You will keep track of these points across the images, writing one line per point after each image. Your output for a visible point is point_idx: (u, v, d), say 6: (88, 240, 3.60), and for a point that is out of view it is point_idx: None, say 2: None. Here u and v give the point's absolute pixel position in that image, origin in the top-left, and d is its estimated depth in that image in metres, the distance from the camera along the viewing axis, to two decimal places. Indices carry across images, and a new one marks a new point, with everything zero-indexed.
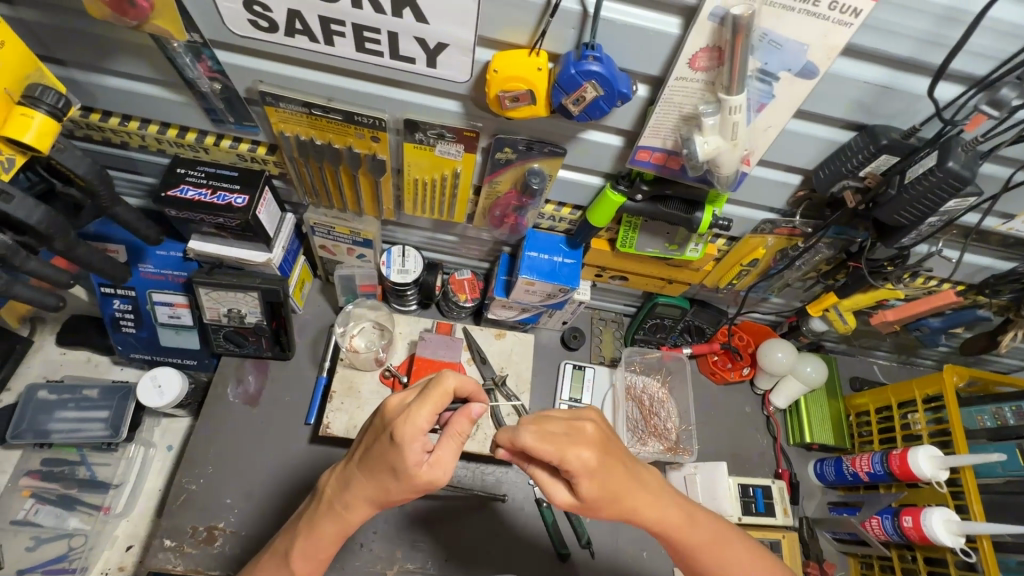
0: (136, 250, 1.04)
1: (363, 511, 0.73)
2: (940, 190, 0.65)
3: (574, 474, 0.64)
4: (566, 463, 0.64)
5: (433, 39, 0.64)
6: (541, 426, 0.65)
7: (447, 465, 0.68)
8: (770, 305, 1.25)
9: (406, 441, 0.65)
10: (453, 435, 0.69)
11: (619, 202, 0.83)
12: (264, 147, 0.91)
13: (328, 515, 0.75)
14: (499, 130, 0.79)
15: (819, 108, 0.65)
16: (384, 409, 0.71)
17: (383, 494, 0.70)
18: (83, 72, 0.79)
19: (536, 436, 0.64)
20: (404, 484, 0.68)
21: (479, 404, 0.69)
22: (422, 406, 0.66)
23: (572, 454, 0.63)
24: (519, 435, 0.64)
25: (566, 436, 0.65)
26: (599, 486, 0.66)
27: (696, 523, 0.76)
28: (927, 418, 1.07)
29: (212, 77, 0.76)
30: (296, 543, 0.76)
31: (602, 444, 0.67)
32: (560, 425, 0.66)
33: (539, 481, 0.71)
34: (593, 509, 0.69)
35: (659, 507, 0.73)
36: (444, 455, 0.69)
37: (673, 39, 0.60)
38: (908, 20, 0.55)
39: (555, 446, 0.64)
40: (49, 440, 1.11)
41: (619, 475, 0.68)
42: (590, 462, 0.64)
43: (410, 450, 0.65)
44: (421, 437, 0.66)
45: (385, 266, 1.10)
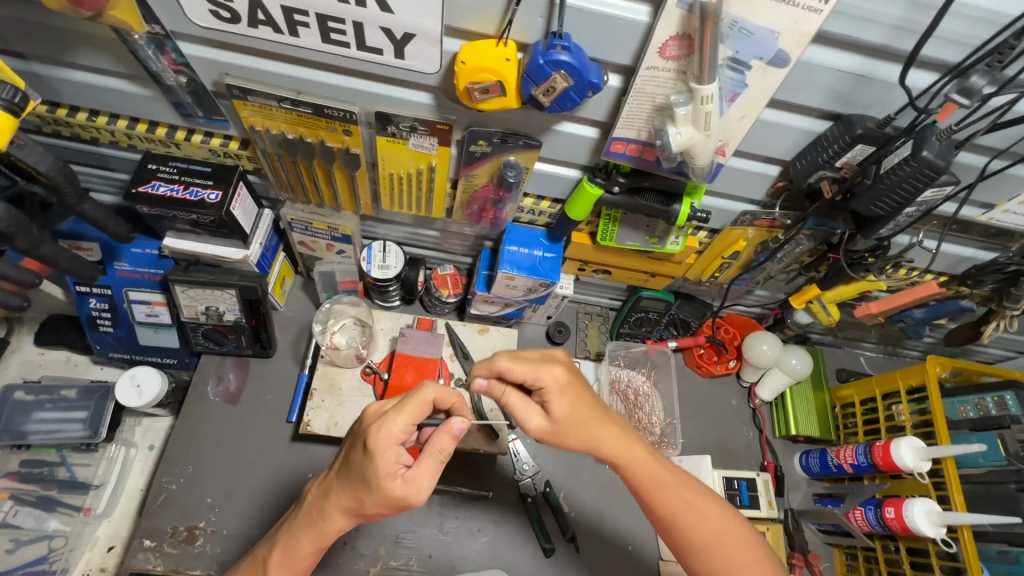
0: (111, 248, 1.02)
1: (340, 523, 0.73)
2: (916, 180, 0.65)
3: (547, 390, 0.76)
4: (539, 379, 0.76)
5: (398, 29, 0.63)
6: (519, 355, 0.77)
7: (422, 482, 0.68)
8: (756, 297, 1.25)
9: (379, 451, 0.65)
10: (431, 453, 0.69)
11: (596, 194, 0.82)
12: (237, 141, 0.89)
13: (305, 528, 0.74)
14: (473, 122, 0.77)
15: (794, 97, 0.64)
16: (363, 418, 0.72)
17: (359, 507, 0.70)
18: (46, 67, 0.77)
19: (512, 356, 0.76)
20: (377, 497, 0.67)
21: (459, 421, 0.70)
22: (398, 416, 0.66)
23: (544, 371, 0.76)
24: (497, 360, 0.76)
25: (536, 362, 0.76)
26: (569, 403, 0.76)
27: (663, 465, 0.79)
28: (910, 409, 1.07)
29: (178, 70, 0.75)
30: (274, 551, 0.76)
31: (573, 372, 0.79)
32: (534, 353, 0.79)
33: (512, 409, 0.78)
34: (565, 433, 0.77)
35: (624, 441, 0.78)
36: (421, 471, 0.68)
37: (642, 28, 0.59)
38: (879, 6, 0.54)
39: (526, 367, 0.76)
40: (26, 442, 1.09)
41: (585, 401, 0.78)
42: (561, 378, 0.77)
43: (382, 460, 0.65)
44: (395, 447, 0.66)
45: (365, 262, 1.08)
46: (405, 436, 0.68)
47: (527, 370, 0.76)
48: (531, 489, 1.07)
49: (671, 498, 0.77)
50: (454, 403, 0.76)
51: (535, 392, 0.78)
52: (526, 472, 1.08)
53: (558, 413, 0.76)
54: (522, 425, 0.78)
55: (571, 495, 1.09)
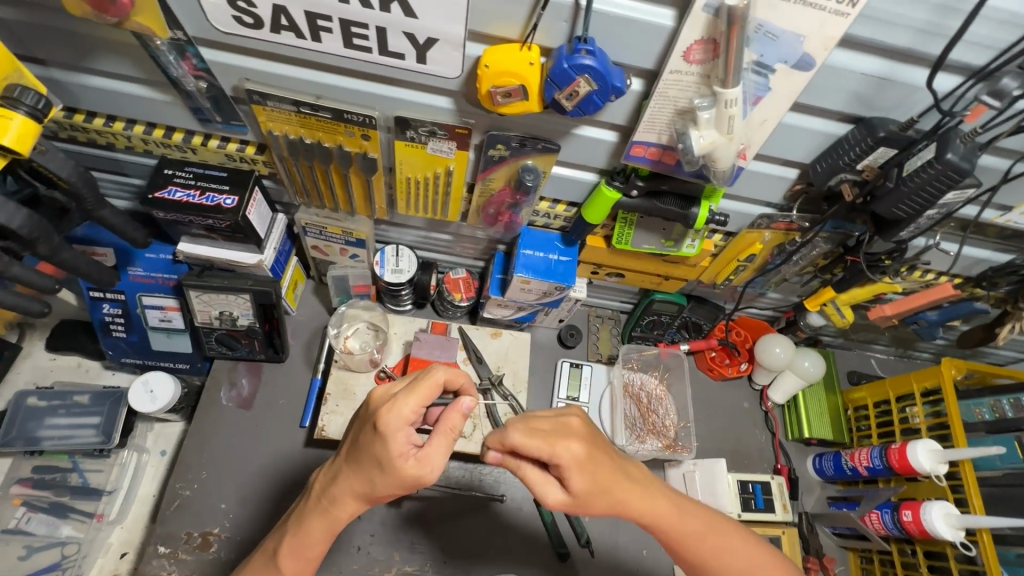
0: (124, 253, 1.02)
1: (350, 507, 0.71)
2: (938, 183, 0.65)
3: (564, 468, 0.66)
4: (556, 457, 0.66)
5: (421, 34, 0.63)
6: (531, 427, 0.68)
7: (435, 462, 0.66)
8: (768, 300, 1.25)
9: (391, 431, 0.64)
10: (444, 433, 0.68)
11: (614, 198, 0.82)
12: (253, 146, 0.89)
13: (316, 512, 0.73)
14: (491, 127, 0.77)
15: (816, 100, 0.64)
16: (371, 399, 0.70)
17: (371, 490, 0.68)
18: (65, 73, 0.77)
19: (526, 430, 0.67)
20: (390, 478, 0.66)
21: (469, 399, 0.68)
22: (409, 396, 0.65)
23: (561, 447, 0.66)
24: (509, 434, 0.67)
25: (549, 437, 0.67)
26: (586, 479, 0.68)
27: (684, 512, 0.75)
28: (925, 411, 1.07)
29: (198, 76, 0.75)
30: (285, 541, 0.74)
31: (591, 441, 0.69)
32: (548, 422, 0.69)
33: (530, 482, 0.71)
34: (587, 504, 0.69)
35: (649, 501, 0.73)
36: (434, 450, 0.67)
37: (666, 31, 0.59)
38: (906, 10, 0.54)
39: (541, 444, 0.66)
40: (39, 447, 1.09)
41: (606, 474, 0.69)
42: (579, 455, 0.67)
43: (394, 440, 0.64)
44: (407, 427, 0.65)
45: (378, 266, 1.08)
46: (416, 417, 0.67)
47: (544, 450, 0.66)
48: None
49: (697, 548, 0.74)
50: (463, 384, 0.75)
51: (554, 467, 0.69)
52: None
53: (578, 489, 0.67)
54: (540, 498, 0.71)
55: None
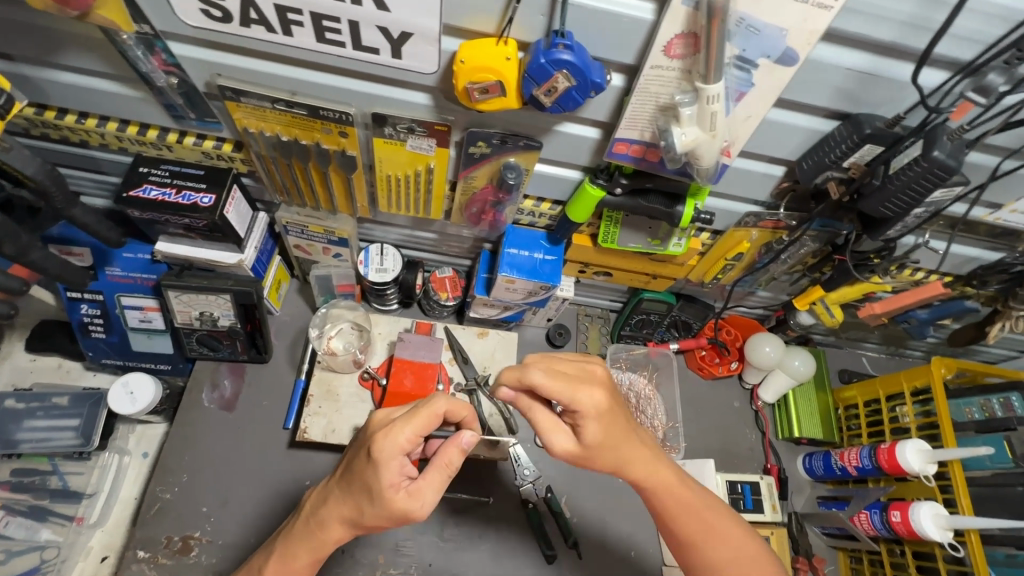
0: (102, 252, 1.00)
1: (338, 534, 0.70)
2: (926, 180, 0.63)
3: (583, 414, 0.71)
4: (575, 402, 0.70)
5: (395, 28, 0.61)
6: (555, 367, 0.73)
7: (426, 497, 0.66)
8: (758, 299, 1.23)
9: (384, 461, 0.64)
10: (438, 466, 0.67)
11: (599, 196, 0.80)
12: (230, 143, 0.87)
13: (303, 538, 0.72)
14: (472, 123, 0.76)
15: (800, 96, 0.63)
16: (370, 423, 0.70)
17: (359, 516, 0.68)
18: (32, 68, 0.75)
19: (550, 372, 0.70)
20: (379, 509, 0.65)
21: (468, 434, 0.68)
22: (406, 426, 0.65)
23: (583, 394, 0.70)
24: (530, 373, 0.70)
25: (572, 381, 0.70)
26: (601, 428, 0.72)
27: (688, 486, 0.79)
28: (915, 410, 1.06)
29: (168, 71, 0.72)
30: (270, 558, 0.74)
31: (608, 388, 0.74)
32: (570, 367, 0.74)
33: (538, 426, 0.74)
34: (589, 457, 0.74)
35: (653, 465, 0.77)
36: (427, 483, 0.66)
37: (646, 25, 0.58)
38: (890, 3, 0.52)
39: (558, 384, 0.69)
40: (18, 450, 1.07)
41: (626, 434, 0.75)
42: (600, 404, 0.71)
43: (387, 470, 0.64)
44: (400, 457, 0.64)
45: (362, 266, 1.07)
46: (411, 448, 0.66)
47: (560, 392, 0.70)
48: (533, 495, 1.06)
49: (694, 522, 0.77)
50: (466, 417, 0.75)
51: (568, 411, 0.73)
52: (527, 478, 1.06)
53: (591, 436, 0.71)
54: (545, 443, 0.75)
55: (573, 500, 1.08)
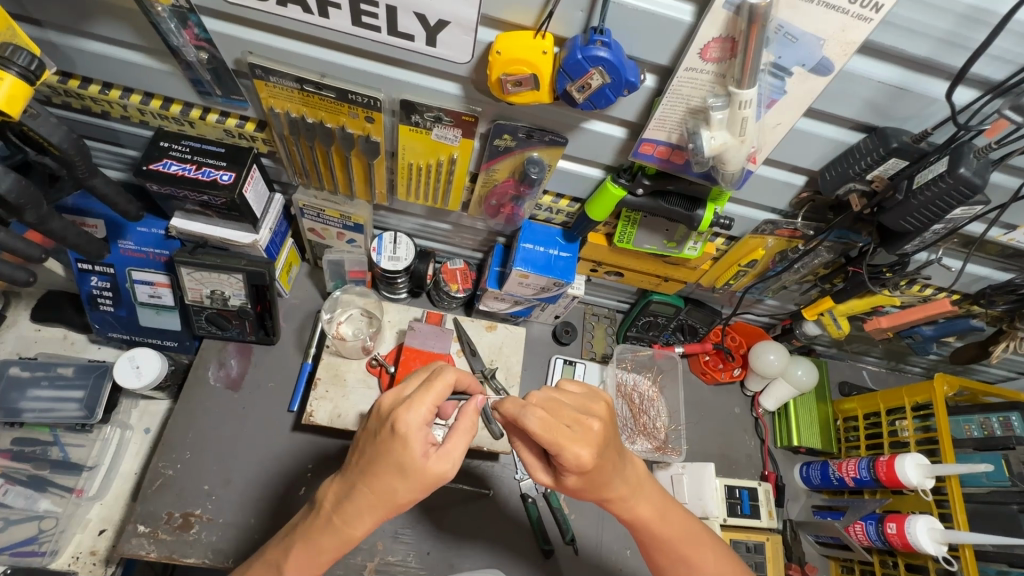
0: (116, 225, 1.00)
1: (364, 525, 0.68)
2: (949, 198, 0.64)
3: (569, 467, 0.66)
4: (561, 456, 0.65)
5: (433, 15, 0.61)
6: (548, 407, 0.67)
7: (457, 456, 0.67)
8: (765, 307, 1.25)
9: (411, 433, 0.64)
10: (464, 429, 0.68)
11: (620, 195, 0.81)
12: (254, 123, 0.87)
13: (327, 531, 0.69)
14: (499, 116, 0.76)
15: (829, 106, 0.63)
16: (380, 406, 0.69)
17: (387, 500, 0.66)
18: (60, 35, 0.75)
19: (545, 420, 0.64)
20: (412, 484, 0.65)
21: (483, 397, 0.70)
22: (422, 401, 0.65)
23: (569, 451, 0.64)
24: (524, 418, 0.64)
25: (559, 435, 0.64)
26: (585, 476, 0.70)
27: (667, 518, 0.79)
28: (915, 425, 1.07)
29: (199, 46, 0.72)
30: (292, 553, 0.71)
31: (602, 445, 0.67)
32: (567, 417, 0.67)
33: (527, 459, 0.75)
34: (576, 492, 0.74)
35: (637, 502, 0.76)
36: (456, 443, 0.67)
37: (684, 27, 0.58)
38: (929, 19, 0.53)
39: (547, 435, 0.64)
40: (20, 419, 1.07)
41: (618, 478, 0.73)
42: (586, 461, 0.65)
43: (416, 440, 0.64)
44: (424, 429, 0.64)
45: (375, 253, 1.07)
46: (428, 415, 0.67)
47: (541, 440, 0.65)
48: (532, 490, 1.07)
49: (672, 551, 0.79)
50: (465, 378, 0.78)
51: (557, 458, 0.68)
52: (528, 473, 1.08)
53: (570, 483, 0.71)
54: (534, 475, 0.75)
55: (572, 497, 1.09)
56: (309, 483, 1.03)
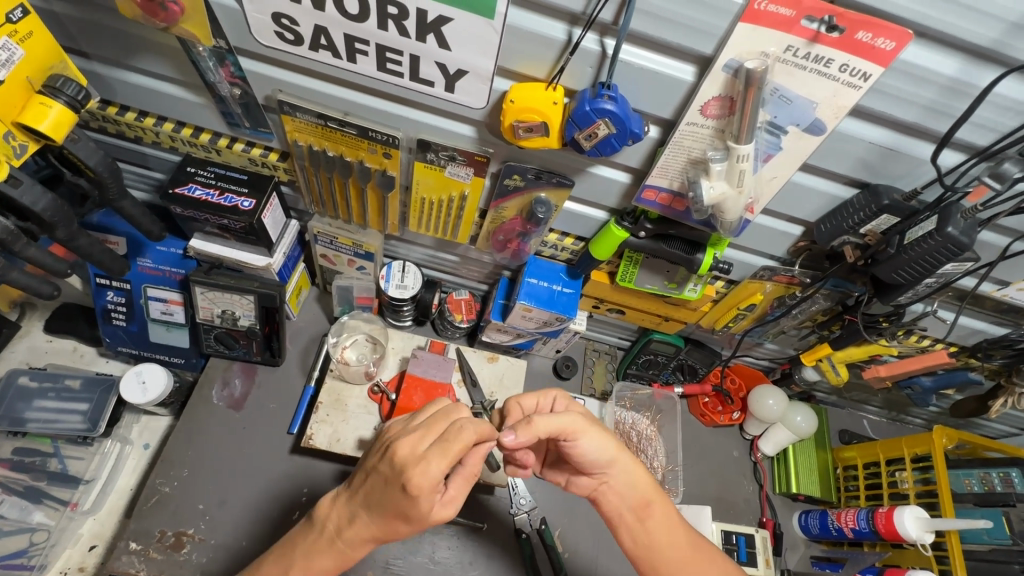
0: (137, 243, 1.03)
1: (364, 544, 0.74)
2: (939, 255, 0.66)
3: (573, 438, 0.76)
4: (567, 428, 0.75)
5: (452, 65, 0.66)
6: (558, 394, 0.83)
7: (457, 501, 0.71)
8: (765, 350, 1.26)
9: (411, 471, 0.66)
10: (467, 471, 0.71)
11: (623, 237, 0.84)
12: (277, 153, 0.92)
13: (325, 549, 0.75)
14: (510, 157, 0.80)
15: (823, 163, 0.67)
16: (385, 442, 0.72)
17: (387, 533, 0.69)
18: (105, 67, 0.80)
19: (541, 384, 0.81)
20: (411, 520, 0.68)
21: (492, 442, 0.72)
22: (426, 443, 0.68)
23: (571, 419, 0.75)
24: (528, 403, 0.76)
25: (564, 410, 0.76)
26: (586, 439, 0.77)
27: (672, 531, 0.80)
28: (914, 477, 1.07)
29: (233, 82, 0.77)
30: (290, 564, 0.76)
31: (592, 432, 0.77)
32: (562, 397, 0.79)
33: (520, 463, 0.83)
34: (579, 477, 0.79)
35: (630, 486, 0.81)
36: (462, 483, 0.71)
37: (686, 86, 0.62)
38: (915, 88, 0.56)
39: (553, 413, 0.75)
40: (24, 429, 1.08)
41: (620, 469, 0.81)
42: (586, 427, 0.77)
43: (416, 478, 0.66)
44: (424, 470, 0.66)
45: (383, 280, 1.10)
46: (432, 452, 0.70)
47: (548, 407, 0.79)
48: (526, 525, 1.05)
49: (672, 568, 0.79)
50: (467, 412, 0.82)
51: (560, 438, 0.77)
52: (523, 508, 1.06)
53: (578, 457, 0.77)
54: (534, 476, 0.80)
55: (566, 534, 1.08)
56: (302, 508, 1.02)
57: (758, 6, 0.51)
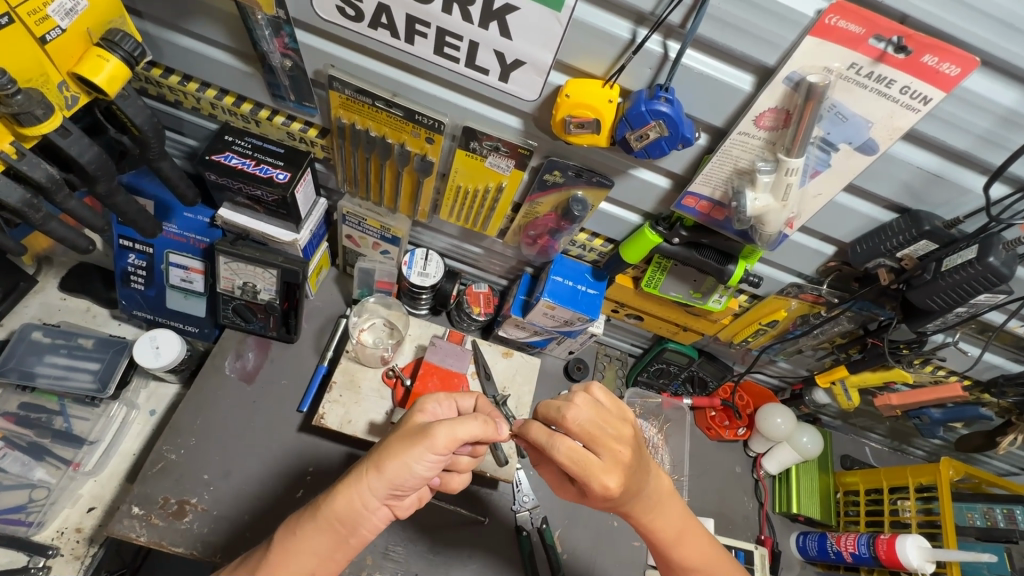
0: (164, 207, 1.03)
1: (354, 481, 0.72)
2: (977, 284, 0.66)
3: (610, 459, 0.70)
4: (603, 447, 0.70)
5: (511, 55, 0.66)
6: (599, 409, 0.73)
7: (451, 428, 0.70)
8: (776, 369, 1.26)
9: (423, 401, 0.80)
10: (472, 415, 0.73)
11: (655, 242, 0.85)
12: (316, 129, 0.92)
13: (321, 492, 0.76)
14: (553, 153, 0.80)
15: (868, 184, 0.67)
16: None
17: (380, 455, 0.72)
18: (157, 28, 0.80)
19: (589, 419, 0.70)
20: (404, 433, 0.73)
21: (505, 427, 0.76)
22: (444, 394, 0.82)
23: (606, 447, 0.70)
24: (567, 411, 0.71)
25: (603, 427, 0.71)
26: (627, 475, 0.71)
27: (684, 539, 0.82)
28: (917, 507, 1.07)
29: (285, 54, 0.77)
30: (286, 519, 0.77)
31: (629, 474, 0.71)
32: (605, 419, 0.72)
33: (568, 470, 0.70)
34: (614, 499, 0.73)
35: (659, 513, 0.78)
36: (462, 418, 0.71)
37: (743, 95, 0.62)
38: (971, 117, 0.57)
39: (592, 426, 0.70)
40: (32, 384, 1.08)
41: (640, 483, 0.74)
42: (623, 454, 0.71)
43: (424, 404, 0.79)
44: (434, 402, 0.80)
45: (406, 266, 1.10)
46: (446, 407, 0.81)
47: (585, 432, 0.70)
48: (528, 523, 1.05)
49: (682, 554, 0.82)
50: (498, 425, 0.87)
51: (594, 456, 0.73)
52: (525, 505, 1.06)
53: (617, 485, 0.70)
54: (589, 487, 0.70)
55: (566, 534, 1.08)
56: (306, 487, 1.02)
57: (829, 22, 0.52)
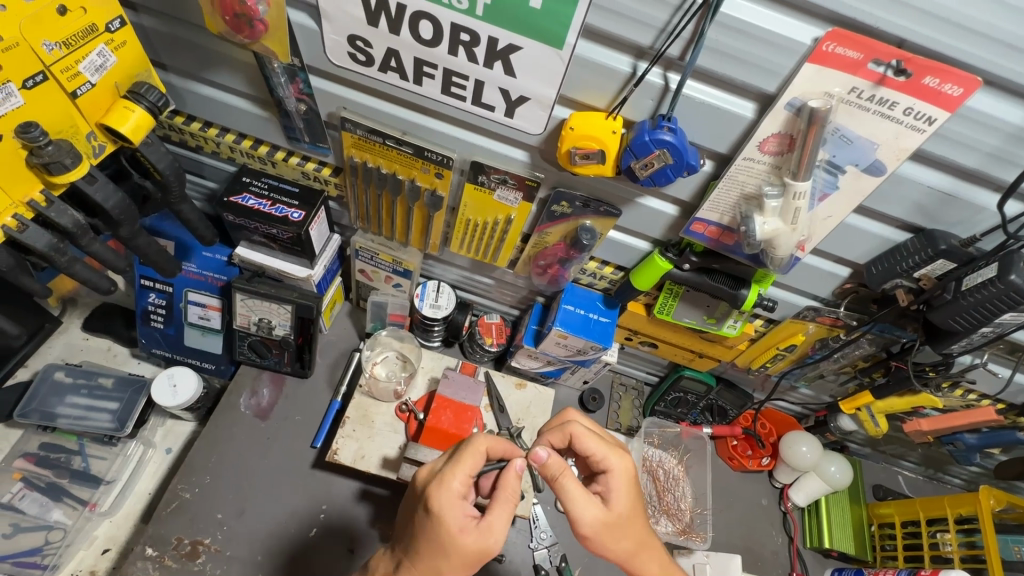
0: (184, 247, 1.06)
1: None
2: (1001, 303, 0.63)
3: (614, 475, 0.75)
4: (610, 462, 0.76)
5: (516, 92, 0.68)
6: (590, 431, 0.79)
7: (462, 474, 0.68)
8: (798, 395, 1.23)
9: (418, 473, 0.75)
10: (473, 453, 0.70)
11: (666, 268, 0.84)
12: (330, 169, 0.95)
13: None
14: (560, 184, 0.81)
15: (879, 204, 0.67)
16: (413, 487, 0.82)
17: (429, 549, 0.68)
18: (181, 79, 0.85)
19: (587, 433, 0.77)
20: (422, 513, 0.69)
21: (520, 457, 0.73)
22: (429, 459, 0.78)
23: (616, 456, 0.76)
24: (570, 426, 0.77)
25: (606, 442, 0.77)
26: (627, 495, 0.75)
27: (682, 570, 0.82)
28: (959, 540, 1.02)
29: (300, 99, 0.80)
30: None
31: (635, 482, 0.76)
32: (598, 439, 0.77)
33: (567, 499, 0.71)
34: (613, 530, 0.73)
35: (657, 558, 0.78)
36: (466, 455, 0.69)
37: (746, 122, 0.63)
38: (979, 135, 0.57)
39: (600, 444, 0.76)
40: (53, 424, 1.09)
41: (625, 524, 0.74)
42: (628, 468, 0.76)
43: (421, 471, 0.74)
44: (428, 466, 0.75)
45: (418, 299, 1.11)
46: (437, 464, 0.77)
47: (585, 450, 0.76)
48: (546, 562, 1.02)
49: None
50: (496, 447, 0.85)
51: (598, 480, 0.77)
52: (543, 542, 1.03)
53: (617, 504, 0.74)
54: (573, 515, 0.71)
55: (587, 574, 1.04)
56: (320, 526, 1.00)
57: (825, 48, 0.53)
